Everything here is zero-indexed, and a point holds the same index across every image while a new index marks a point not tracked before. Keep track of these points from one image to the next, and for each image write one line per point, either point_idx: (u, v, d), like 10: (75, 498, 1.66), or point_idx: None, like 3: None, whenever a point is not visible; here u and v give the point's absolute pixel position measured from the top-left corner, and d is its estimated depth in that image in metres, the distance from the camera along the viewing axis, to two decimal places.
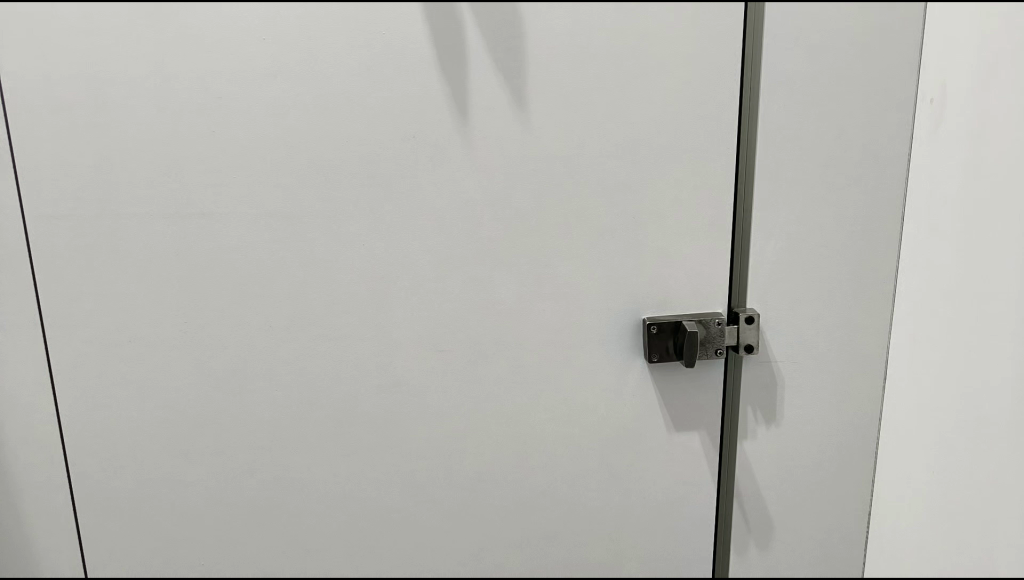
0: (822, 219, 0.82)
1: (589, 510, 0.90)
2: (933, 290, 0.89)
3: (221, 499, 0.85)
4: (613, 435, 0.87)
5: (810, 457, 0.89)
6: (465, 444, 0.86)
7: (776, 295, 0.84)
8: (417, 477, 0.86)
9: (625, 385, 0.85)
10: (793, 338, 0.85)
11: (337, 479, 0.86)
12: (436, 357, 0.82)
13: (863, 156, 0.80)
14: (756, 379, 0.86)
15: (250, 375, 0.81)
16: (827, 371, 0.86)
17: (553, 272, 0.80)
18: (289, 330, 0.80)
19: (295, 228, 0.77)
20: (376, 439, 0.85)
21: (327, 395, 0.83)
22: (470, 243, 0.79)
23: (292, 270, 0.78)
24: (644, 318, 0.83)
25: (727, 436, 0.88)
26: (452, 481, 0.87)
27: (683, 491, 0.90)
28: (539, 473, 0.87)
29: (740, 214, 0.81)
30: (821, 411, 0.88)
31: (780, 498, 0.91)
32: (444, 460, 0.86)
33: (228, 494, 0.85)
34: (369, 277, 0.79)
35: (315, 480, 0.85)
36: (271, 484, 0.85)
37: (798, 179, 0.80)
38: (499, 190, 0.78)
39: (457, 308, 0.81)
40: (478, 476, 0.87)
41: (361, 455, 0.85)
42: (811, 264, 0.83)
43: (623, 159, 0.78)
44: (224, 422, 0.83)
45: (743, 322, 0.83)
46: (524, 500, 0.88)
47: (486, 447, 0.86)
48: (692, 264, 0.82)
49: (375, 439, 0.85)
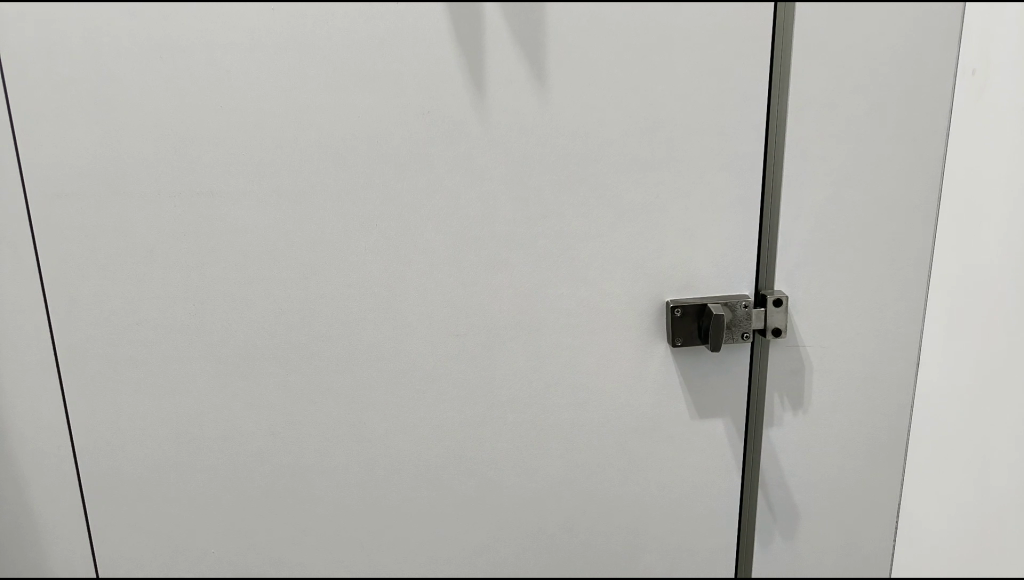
0: (854, 198, 0.78)
1: (608, 499, 0.87)
2: (974, 274, 0.85)
3: (233, 486, 0.84)
4: (634, 421, 0.84)
5: (837, 444, 0.86)
6: (481, 430, 0.83)
7: (805, 277, 0.81)
8: (432, 465, 0.84)
9: (646, 370, 0.82)
10: (821, 322, 0.82)
11: (351, 465, 0.84)
12: (451, 341, 0.80)
13: (897, 132, 0.77)
14: (782, 365, 0.83)
15: (262, 360, 0.79)
16: (856, 358, 0.83)
17: (572, 255, 0.78)
18: (302, 313, 0.78)
19: (307, 208, 0.75)
20: (391, 426, 0.83)
21: (340, 379, 0.81)
22: (486, 224, 0.76)
23: (303, 252, 0.76)
24: (668, 301, 0.80)
25: (752, 424, 0.86)
26: (468, 468, 0.85)
27: (705, 478, 0.87)
28: (557, 461, 0.85)
29: (769, 195, 0.78)
30: (850, 398, 0.85)
31: (806, 487, 0.88)
32: (459, 446, 0.84)
33: (239, 481, 0.84)
34: (381, 259, 0.77)
35: (329, 467, 0.84)
36: (283, 471, 0.84)
37: (829, 156, 0.77)
38: (516, 169, 0.75)
39: (473, 291, 0.78)
40: (495, 464, 0.85)
41: (374, 440, 0.83)
42: (841, 245, 0.80)
43: (646, 135, 0.74)
44: (236, 407, 0.81)
45: (770, 305, 0.80)
46: (542, 488, 0.86)
47: (503, 434, 0.84)
48: (717, 246, 0.79)
49: (389, 426, 0.83)
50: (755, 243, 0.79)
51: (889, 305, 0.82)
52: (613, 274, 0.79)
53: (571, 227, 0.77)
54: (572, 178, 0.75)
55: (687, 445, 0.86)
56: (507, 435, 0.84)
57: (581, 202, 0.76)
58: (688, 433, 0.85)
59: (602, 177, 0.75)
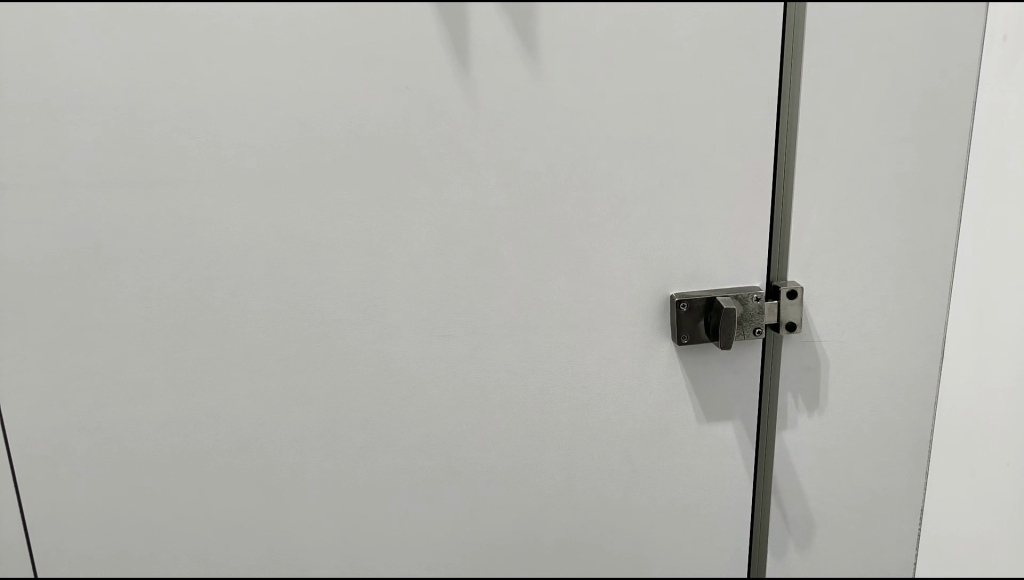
0: (873, 179, 0.72)
1: (608, 510, 0.81)
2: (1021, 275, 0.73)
3: (203, 504, 0.76)
4: (637, 426, 0.77)
5: (855, 447, 0.80)
6: (470, 439, 0.76)
7: (821, 267, 0.74)
8: (420, 476, 0.77)
9: (650, 370, 0.75)
10: (838, 316, 0.75)
11: (332, 479, 0.76)
12: (435, 343, 0.73)
13: (921, 106, 0.70)
14: (796, 362, 0.76)
15: (229, 365, 0.72)
16: (877, 352, 0.77)
17: (570, 244, 0.71)
18: (272, 314, 0.70)
19: (275, 195, 0.67)
20: (373, 436, 0.75)
21: (313, 385, 0.73)
22: (473, 211, 0.69)
23: (270, 246, 0.68)
24: (673, 295, 0.73)
25: (765, 428, 0.79)
26: (459, 480, 0.78)
27: (713, 486, 0.81)
28: (555, 469, 0.78)
29: (781, 177, 0.71)
30: (869, 397, 0.78)
31: (821, 493, 0.82)
32: (446, 457, 0.77)
33: (209, 498, 0.76)
34: (356, 253, 0.69)
35: (306, 481, 0.76)
36: (258, 486, 0.76)
37: (847, 134, 0.70)
38: (504, 150, 0.68)
39: (459, 286, 0.71)
40: (489, 473, 0.78)
41: (353, 452, 0.76)
42: (860, 231, 0.73)
43: (647, 112, 0.67)
44: (202, 418, 0.73)
45: (784, 297, 0.73)
46: (540, 498, 0.79)
47: (496, 441, 0.77)
48: (726, 233, 0.72)
49: (371, 435, 0.75)
50: (766, 230, 0.72)
51: (912, 295, 0.75)
52: (614, 264, 0.72)
53: (566, 213, 0.70)
54: (568, 158, 0.68)
55: (695, 449, 0.79)
56: (501, 442, 0.77)
57: (579, 186, 0.69)
58: (696, 437, 0.78)
59: (600, 157, 0.68)
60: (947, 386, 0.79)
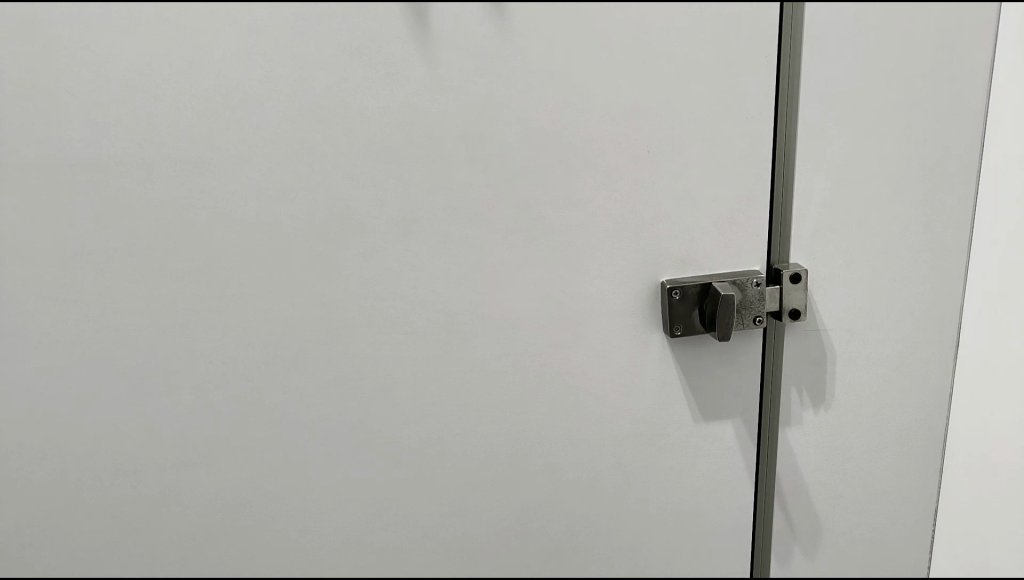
0: (884, 149, 0.65)
1: (599, 515, 0.74)
2: None
3: (152, 523, 0.69)
4: (627, 426, 0.71)
5: (865, 444, 0.74)
6: (446, 444, 0.70)
7: (827, 248, 0.67)
8: (393, 486, 0.71)
9: (640, 365, 0.69)
10: (847, 302, 0.68)
11: (294, 490, 0.70)
12: (402, 339, 0.66)
13: (935, 67, 0.63)
14: (801, 354, 0.70)
15: (170, 372, 0.64)
16: (888, 341, 0.70)
17: (549, 228, 0.63)
18: (216, 314, 0.63)
19: (214, 181, 0.59)
20: (338, 444, 0.68)
21: (268, 392, 0.65)
22: (440, 193, 0.61)
23: (211, 237, 0.60)
24: (664, 283, 0.66)
25: (766, 423, 0.73)
26: (434, 488, 0.71)
27: (712, 489, 0.74)
28: (539, 474, 0.72)
29: (782, 149, 0.64)
30: (880, 389, 0.72)
31: (828, 493, 0.75)
32: (420, 463, 0.70)
33: (159, 516, 0.69)
34: (310, 241, 0.62)
35: (267, 493, 0.70)
36: (212, 502, 0.69)
37: (853, 101, 0.63)
38: (473, 123, 0.60)
39: (427, 277, 0.64)
40: (466, 479, 0.71)
41: (316, 462, 0.69)
42: (870, 208, 0.66)
43: (631, 78, 0.60)
44: (142, 433, 0.66)
45: (787, 282, 0.66)
46: (522, 505, 0.73)
47: (473, 445, 0.70)
48: (721, 213, 0.65)
49: (335, 444, 0.68)
50: (766, 211, 0.65)
51: (926, 278, 0.68)
52: (598, 249, 0.64)
53: (545, 195, 0.62)
54: (543, 131, 0.61)
55: (690, 449, 0.72)
56: (478, 446, 0.70)
57: (556, 163, 0.62)
58: (691, 436, 0.72)
59: (580, 129, 0.61)
60: (960, 385, 0.73)
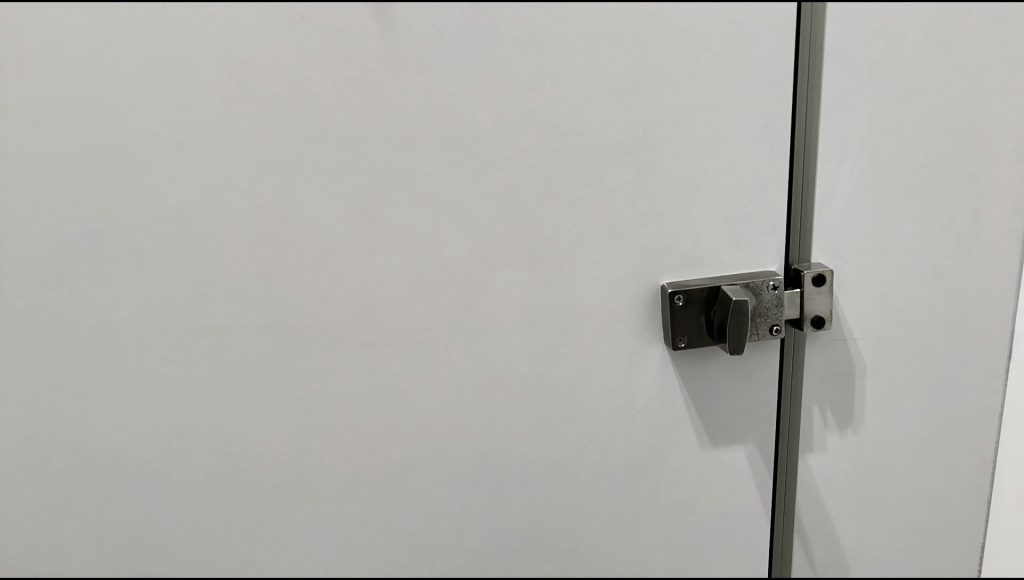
0: (926, 129, 0.54)
1: (593, 544, 0.66)
2: None
3: (95, 544, 0.63)
4: (623, 448, 0.62)
5: (899, 471, 0.64)
6: (417, 464, 0.62)
7: (857, 247, 0.57)
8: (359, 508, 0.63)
9: (637, 378, 0.59)
10: (879, 309, 0.58)
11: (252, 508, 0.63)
12: (362, 349, 0.58)
13: (990, 30, 0.52)
14: (825, 368, 0.60)
15: (103, 381, 0.57)
16: (927, 352, 0.60)
17: (528, 221, 0.55)
18: (152, 312, 0.55)
19: (138, 166, 0.51)
20: (296, 462, 0.61)
21: (210, 404, 0.59)
22: (399, 179, 0.53)
23: (138, 234, 0.53)
24: (665, 286, 0.57)
25: (785, 447, 0.63)
26: (406, 512, 0.64)
27: (722, 522, 0.65)
28: (523, 499, 0.64)
29: (803, 129, 0.54)
30: (916, 409, 0.62)
31: (857, 527, 0.66)
32: (389, 485, 0.63)
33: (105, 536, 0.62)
34: (252, 239, 0.54)
35: (218, 514, 0.63)
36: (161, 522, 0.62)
37: (888, 74, 0.53)
38: (435, 100, 0.51)
39: (388, 279, 0.56)
40: (441, 501, 0.63)
41: (272, 483, 0.62)
42: (908, 198, 0.56)
43: (621, 46, 0.51)
44: (76, 446, 0.59)
45: (808, 285, 0.56)
46: (506, 529, 0.65)
47: (448, 463, 0.62)
48: (733, 204, 0.55)
49: (293, 457, 0.61)
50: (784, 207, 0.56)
51: (971, 280, 0.59)
52: (587, 245, 0.55)
53: (523, 184, 0.54)
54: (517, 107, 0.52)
55: (696, 474, 0.63)
56: (451, 464, 0.62)
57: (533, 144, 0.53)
58: (697, 459, 0.63)
59: (560, 106, 0.52)
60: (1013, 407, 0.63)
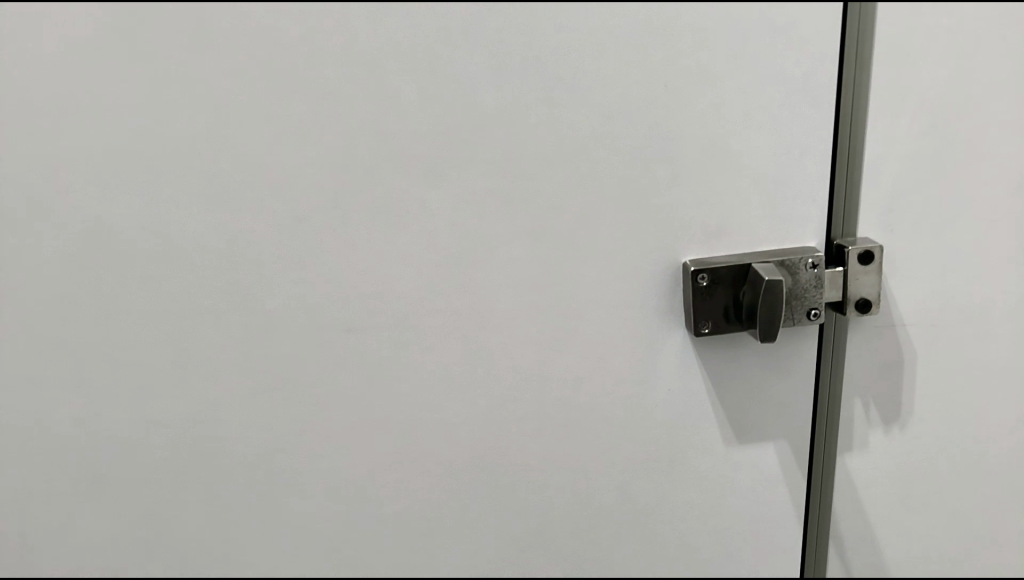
0: (993, 83, 0.47)
1: (606, 548, 0.59)
2: None
3: (55, 533, 0.58)
4: (639, 444, 0.55)
5: (949, 471, 0.57)
6: (409, 461, 0.56)
7: (912, 220, 0.49)
8: (347, 509, 0.57)
9: (654, 367, 0.53)
10: (935, 292, 0.51)
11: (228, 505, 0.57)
12: (346, 331, 0.51)
13: None
14: (869, 358, 0.53)
15: (58, 354, 0.52)
16: (986, 341, 0.53)
17: (529, 189, 0.48)
18: (113, 278, 0.50)
19: (94, 122, 0.47)
20: (275, 455, 0.55)
21: (175, 386, 0.53)
22: (383, 137, 0.47)
23: (94, 195, 0.48)
24: (688, 264, 0.49)
25: (821, 446, 0.56)
26: (399, 514, 0.57)
27: (749, 525, 0.59)
28: (528, 500, 0.57)
29: (852, 81, 0.46)
30: (971, 403, 0.55)
31: (900, 533, 0.59)
32: (380, 484, 0.56)
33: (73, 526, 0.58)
34: (221, 205, 0.48)
35: (193, 510, 0.57)
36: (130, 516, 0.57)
37: (951, 18, 0.45)
38: (422, 49, 0.45)
39: (372, 253, 0.49)
40: (435, 503, 0.57)
41: (248, 476, 0.56)
42: (972, 164, 0.48)
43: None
44: (34, 427, 0.55)
45: (854, 263, 0.49)
46: (507, 535, 0.59)
47: (442, 461, 0.56)
48: (766, 172, 0.47)
49: (270, 452, 0.55)
50: (826, 177, 0.48)
51: None
52: (597, 218, 0.48)
53: (523, 146, 0.47)
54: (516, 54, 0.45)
55: (719, 474, 0.57)
56: (447, 460, 0.56)
57: (535, 98, 0.46)
58: (720, 456, 0.56)
59: (567, 53, 0.45)
60: None
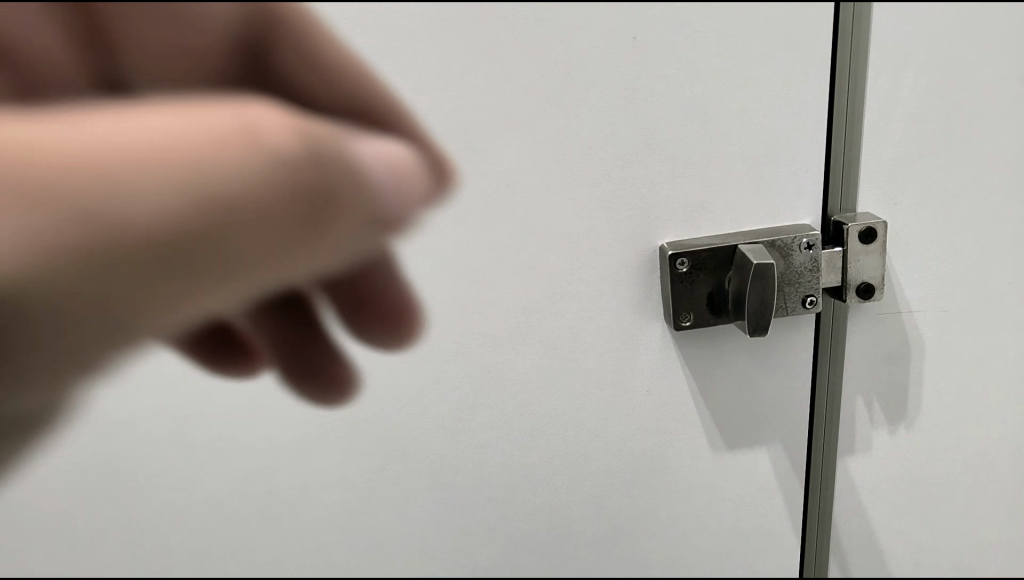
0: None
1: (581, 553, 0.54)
2: None
3: None
4: (616, 444, 0.50)
5: (958, 469, 0.51)
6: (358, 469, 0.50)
7: (919, 194, 0.43)
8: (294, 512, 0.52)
9: (630, 362, 0.47)
10: (948, 274, 0.45)
11: (169, 507, 0.52)
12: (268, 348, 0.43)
13: None
14: (873, 350, 0.47)
15: None
16: (1004, 328, 0.47)
17: (480, 169, 0.40)
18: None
19: None
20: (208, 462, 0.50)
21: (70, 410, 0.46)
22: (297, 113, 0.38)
23: None
24: (666, 247, 0.43)
25: (820, 445, 0.50)
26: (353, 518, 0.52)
27: (740, 533, 0.53)
28: (494, 504, 0.52)
29: (854, 36, 0.39)
30: (986, 397, 0.49)
31: (904, 536, 0.54)
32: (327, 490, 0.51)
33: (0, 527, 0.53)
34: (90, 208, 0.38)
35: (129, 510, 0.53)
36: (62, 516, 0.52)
37: None
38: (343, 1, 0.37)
39: None
40: (396, 506, 0.52)
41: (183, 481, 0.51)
42: (997, 132, 0.41)
43: None
44: None
45: (855, 243, 0.43)
46: (476, 537, 0.54)
47: (397, 467, 0.50)
48: (752, 142, 0.41)
49: (204, 462, 0.49)
50: (820, 151, 0.42)
51: None
52: (560, 197, 0.42)
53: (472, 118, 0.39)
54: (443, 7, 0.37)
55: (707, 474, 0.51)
56: (403, 465, 0.50)
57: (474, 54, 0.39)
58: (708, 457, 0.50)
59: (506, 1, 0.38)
60: None
